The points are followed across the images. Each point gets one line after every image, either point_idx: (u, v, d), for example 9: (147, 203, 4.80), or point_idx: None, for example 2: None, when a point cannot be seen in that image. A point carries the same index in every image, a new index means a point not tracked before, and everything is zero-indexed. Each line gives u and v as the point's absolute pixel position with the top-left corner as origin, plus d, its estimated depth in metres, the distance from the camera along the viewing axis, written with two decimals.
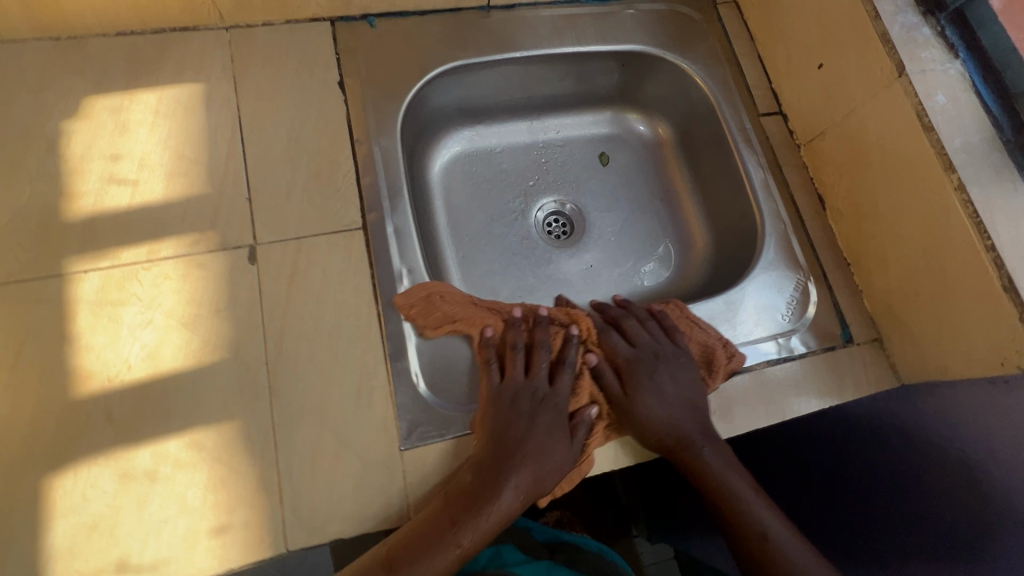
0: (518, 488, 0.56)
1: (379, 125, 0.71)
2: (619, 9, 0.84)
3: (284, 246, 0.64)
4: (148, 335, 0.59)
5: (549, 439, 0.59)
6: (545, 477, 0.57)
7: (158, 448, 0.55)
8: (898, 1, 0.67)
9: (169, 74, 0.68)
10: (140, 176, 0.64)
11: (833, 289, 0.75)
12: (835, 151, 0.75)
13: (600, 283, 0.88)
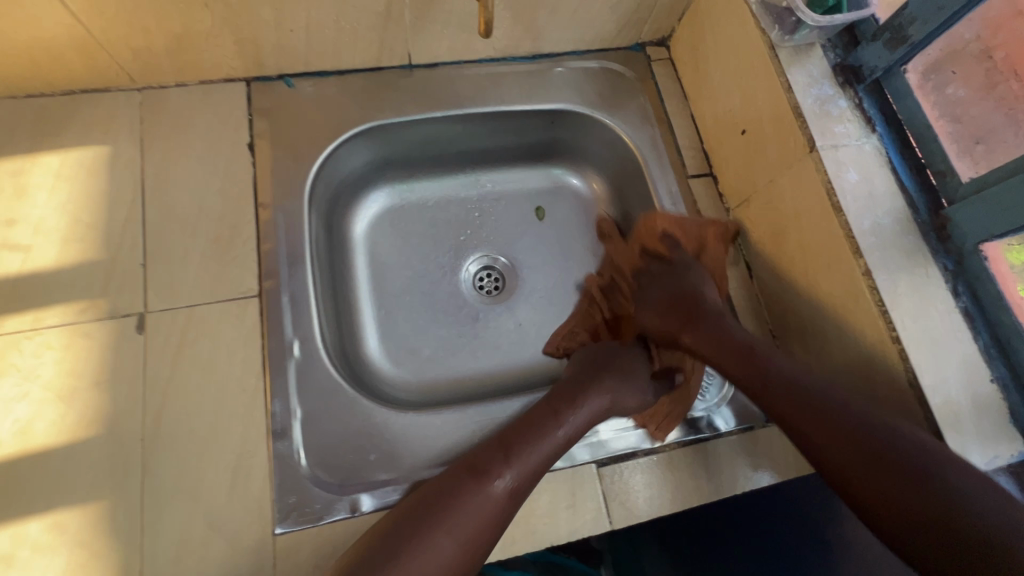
0: (478, 509, 0.53)
1: (287, 189, 0.71)
2: (548, 67, 0.83)
3: (174, 314, 0.63)
4: (22, 409, 0.57)
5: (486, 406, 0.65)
6: (501, 483, 0.55)
7: (18, 531, 0.54)
8: (813, 71, 0.65)
9: (75, 137, 0.68)
10: (34, 241, 0.64)
11: None
12: (759, 219, 0.73)
13: (528, 344, 0.84)
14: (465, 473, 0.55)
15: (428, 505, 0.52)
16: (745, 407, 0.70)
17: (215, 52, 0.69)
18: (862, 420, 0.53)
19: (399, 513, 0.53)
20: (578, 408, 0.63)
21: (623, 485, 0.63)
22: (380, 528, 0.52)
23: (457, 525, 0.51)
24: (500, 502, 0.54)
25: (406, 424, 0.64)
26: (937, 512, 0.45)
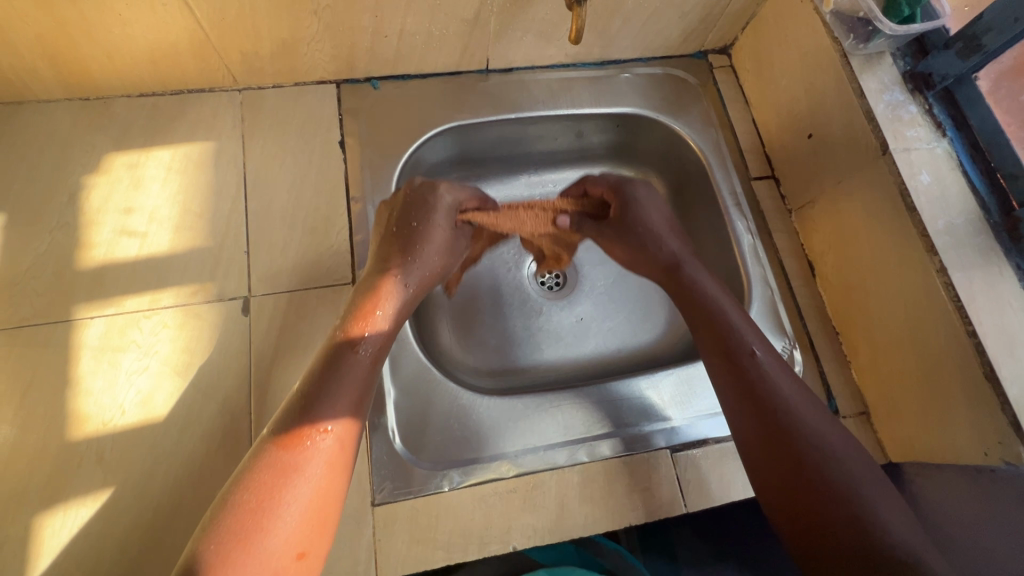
0: (344, 380, 0.52)
1: (376, 184, 0.75)
2: (615, 73, 0.87)
3: (276, 298, 0.68)
4: (143, 382, 0.62)
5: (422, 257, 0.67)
6: (368, 350, 0.56)
7: (142, 493, 0.58)
8: (884, 78, 0.68)
9: (183, 133, 0.73)
10: (149, 229, 0.69)
11: (819, 358, 0.74)
12: (824, 220, 0.76)
13: (589, 338, 0.87)
14: (334, 343, 0.55)
15: (321, 397, 0.51)
16: None
17: (313, 56, 0.74)
18: (733, 345, 0.60)
19: (309, 380, 0.52)
20: (405, 272, 0.64)
21: (696, 471, 0.66)
22: (301, 386, 0.52)
23: (334, 406, 0.50)
24: (368, 368, 0.55)
25: (488, 408, 0.67)
26: (779, 427, 0.53)
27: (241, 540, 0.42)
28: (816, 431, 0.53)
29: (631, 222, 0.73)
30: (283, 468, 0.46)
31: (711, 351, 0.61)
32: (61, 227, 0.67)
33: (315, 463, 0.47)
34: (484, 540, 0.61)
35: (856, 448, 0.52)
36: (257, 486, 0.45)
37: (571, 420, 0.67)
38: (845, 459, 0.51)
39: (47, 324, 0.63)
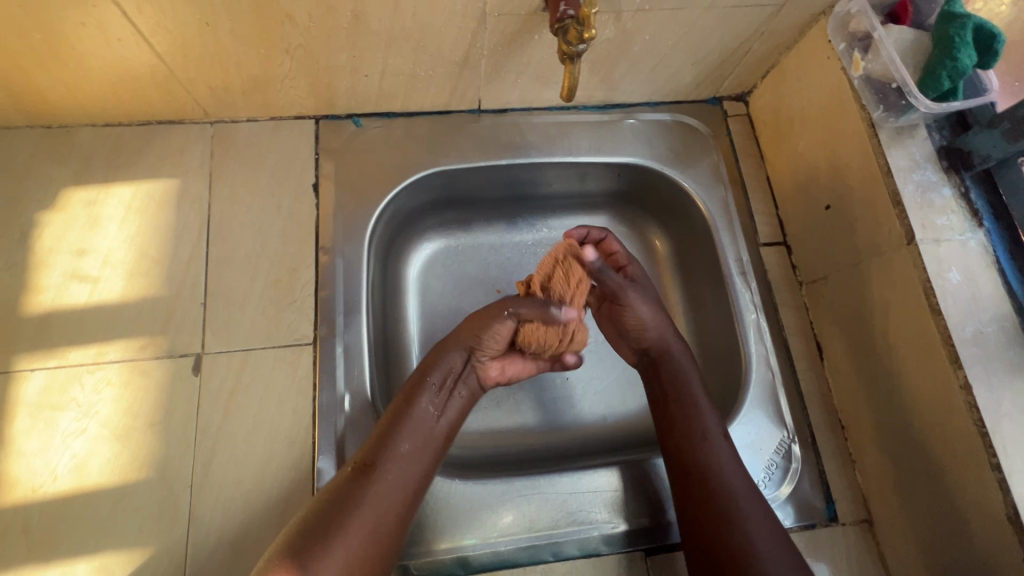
0: (395, 471, 0.53)
1: (348, 232, 0.69)
2: (619, 118, 0.80)
3: (230, 357, 0.63)
4: (79, 445, 0.58)
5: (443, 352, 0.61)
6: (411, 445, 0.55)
7: (67, 570, 0.54)
8: (915, 154, 0.60)
9: (147, 169, 0.69)
10: (102, 273, 0.64)
11: (820, 454, 0.67)
12: (837, 301, 0.68)
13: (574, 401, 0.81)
14: (351, 472, 0.52)
15: (365, 481, 0.52)
16: (808, 503, 0.65)
17: (289, 93, 0.68)
18: (680, 387, 0.62)
19: (322, 508, 0.50)
20: (444, 355, 0.60)
21: None
22: (306, 519, 0.49)
23: (364, 510, 0.50)
24: (394, 498, 0.52)
25: (450, 494, 0.61)
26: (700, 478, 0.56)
27: None
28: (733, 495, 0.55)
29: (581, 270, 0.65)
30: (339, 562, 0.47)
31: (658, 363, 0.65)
32: (10, 268, 0.63)
33: (339, 563, 0.47)
34: None
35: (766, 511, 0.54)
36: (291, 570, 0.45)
37: (537, 513, 0.61)
38: (705, 416, 0.60)
39: None
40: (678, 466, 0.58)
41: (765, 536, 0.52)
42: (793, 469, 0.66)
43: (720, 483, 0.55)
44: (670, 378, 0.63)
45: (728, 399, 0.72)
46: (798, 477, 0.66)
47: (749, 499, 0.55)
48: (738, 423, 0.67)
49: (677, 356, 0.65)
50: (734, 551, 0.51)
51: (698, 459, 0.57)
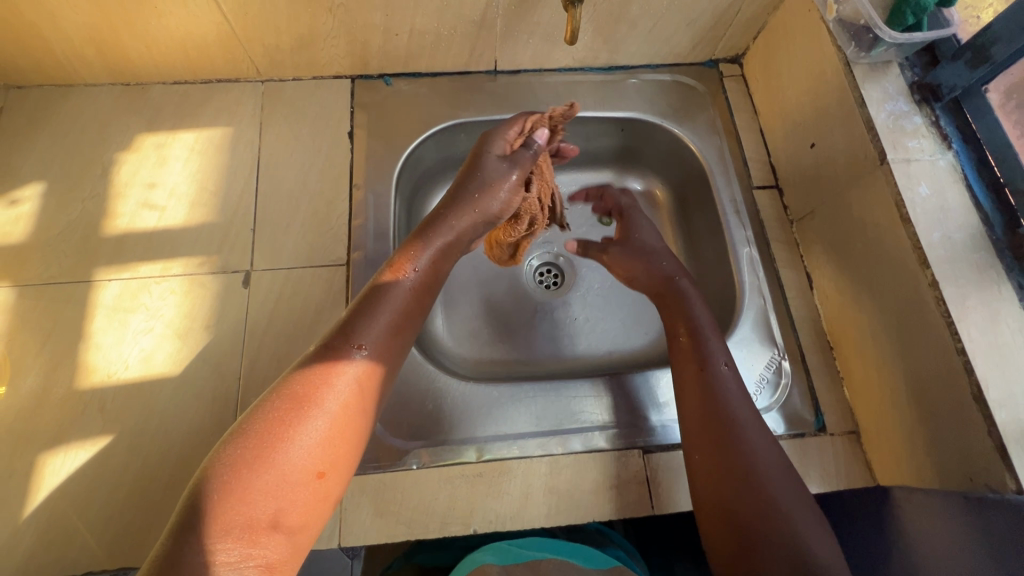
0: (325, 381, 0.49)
1: (377, 172, 0.79)
2: (622, 78, 0.89)
3: (275, 274, 0.72)
4: (147, 341, 0.67)
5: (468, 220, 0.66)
6: (364, 345, 0.52)
7: (135, 442, 0.63)
8: (889, 88, 0.66)
9: (207, 118, 0.80)
10: (168, 204, 0.74)
11: (809, 371, 0.72)
12: (823, 231, 0.74)
13: (581, 336, 0.88)
14: (342, 335, 0.52)
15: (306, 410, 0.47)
16: (798, 415, 0.70)
17: (329, 52, 0.79)
18: (699, 342, 0.65)
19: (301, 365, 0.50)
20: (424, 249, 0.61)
21: (668, 472, 0.65)
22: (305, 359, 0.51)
23: (302, 394, 0.47)
24: (357, 370, 0.51)
25: (463, 394, 0.68)
26: (728, 457, 0.56)
27: (229, 487, 0.42)
28: (767, 488, 0.54)
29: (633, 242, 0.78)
30: (244, 486, 0.42)
31: (681, 350, 0.65)
32: (92, 197, 0.74)
33: (298, 418, 0.46)
34: (446, 520, 0.62)
35: (800, 496, 0.54)
36: (218, 488, 0.41)
37: (545, 411, 0.68)
38: (734, 403, 0.59)
39: (69, 283, 0.69)
40: (708, 460, 0.57)
41: (778, 543, 0.51)
42: (783, 382, 0.71)
43: (744, 459, 0.55)
44: (692, 343, 0.65)
45: (725, 325, 0.78)
46: (788, 391, 0.71)
47: (794, 502, 0.53)
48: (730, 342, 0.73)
49: (713, 336, 0.66)
50: (756, 535, 0.52)
51: (732, 448, 0.56)
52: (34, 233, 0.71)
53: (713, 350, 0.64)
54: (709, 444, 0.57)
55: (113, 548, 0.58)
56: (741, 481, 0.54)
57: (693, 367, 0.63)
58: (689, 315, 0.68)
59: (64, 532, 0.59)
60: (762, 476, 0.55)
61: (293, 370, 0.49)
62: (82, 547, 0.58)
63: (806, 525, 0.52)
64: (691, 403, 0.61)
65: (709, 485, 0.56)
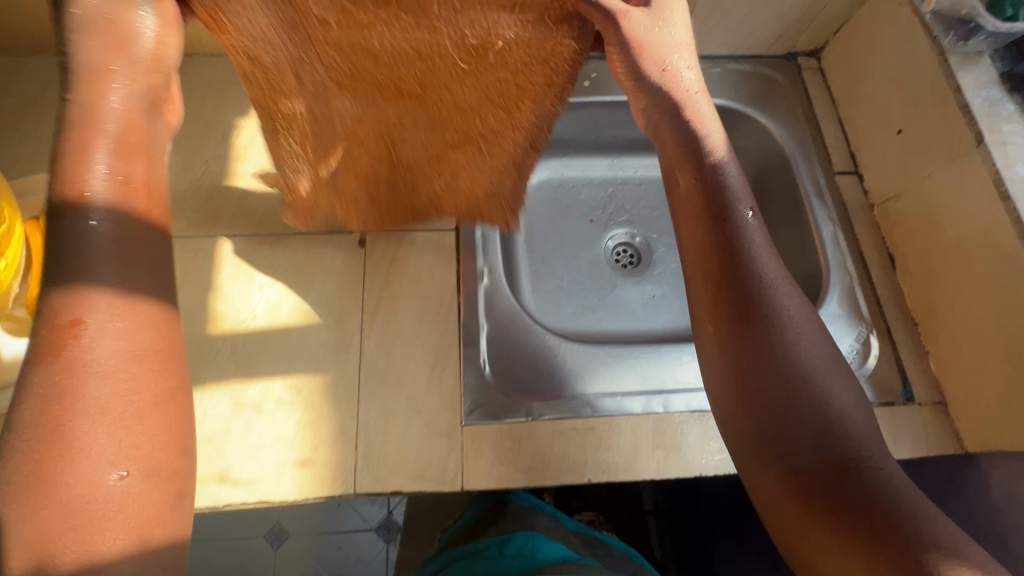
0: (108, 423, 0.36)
1: None
2: (706, 66, 0.93)
3: (388, 236, 0.75)
4: (272, 293, 0.71)
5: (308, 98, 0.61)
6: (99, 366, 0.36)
7: (267, 385, 0.66)
8: (982, 77, 0.70)
9: None
10: None
11: (895, 345, 0.76)
12: (909, 213, 0.78)
13: (659, 312, 0.92)
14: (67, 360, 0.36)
15: (71, 429, 0.35)
16: (886, 385, 0.73)
17: None
18: (722, 217, 0.47)
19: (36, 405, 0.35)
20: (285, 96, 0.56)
21: None
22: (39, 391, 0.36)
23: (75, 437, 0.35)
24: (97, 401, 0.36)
25: (570, 353, 0.73)
26: (751, 343, 0.44)
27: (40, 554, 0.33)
28: (806, 375, 0.42)
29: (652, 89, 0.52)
30: None
31: (693, 231, 0.49)
32: (215, 159, 0.78)
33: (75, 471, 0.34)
34: (561, 468, 0.65)
35: (840, 383, 0.43)
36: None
37: (647, 373, 0.73)
38: (768, 292, 0.45)
39: (198, 237, 0.73)
40: (734, 353, 0.44)
41: (813, 454, 0.40)
42: (872, 354, 0.75)
43: (781, 351, 0.43)
44: (716, 228, 0.47)
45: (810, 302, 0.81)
46: (876, 362, 0.74)
47: (844, 407, 0.42)
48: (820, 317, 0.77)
49: (745, 222, 0.48)
50: (779, 428, 0.41)
51: (762, 340, 0.44)
52: None
53: (744, 231, 0.47)
54: (740, 354, 0.44)
55: (251, 484, 0.61)
56: (770, 375, 0.42)
57: (712, 255, 0.47)
58: (714, 188, 0.49)
59: (203, 467, 0.61)
60: (791, 363, 0.43)
61: (14, 404, 0.35)
62: (220, 482, 0.61)
63: (849, 406, 0.42)
64: (710, 287, 0.46)
65: (725, 376, 0.44)
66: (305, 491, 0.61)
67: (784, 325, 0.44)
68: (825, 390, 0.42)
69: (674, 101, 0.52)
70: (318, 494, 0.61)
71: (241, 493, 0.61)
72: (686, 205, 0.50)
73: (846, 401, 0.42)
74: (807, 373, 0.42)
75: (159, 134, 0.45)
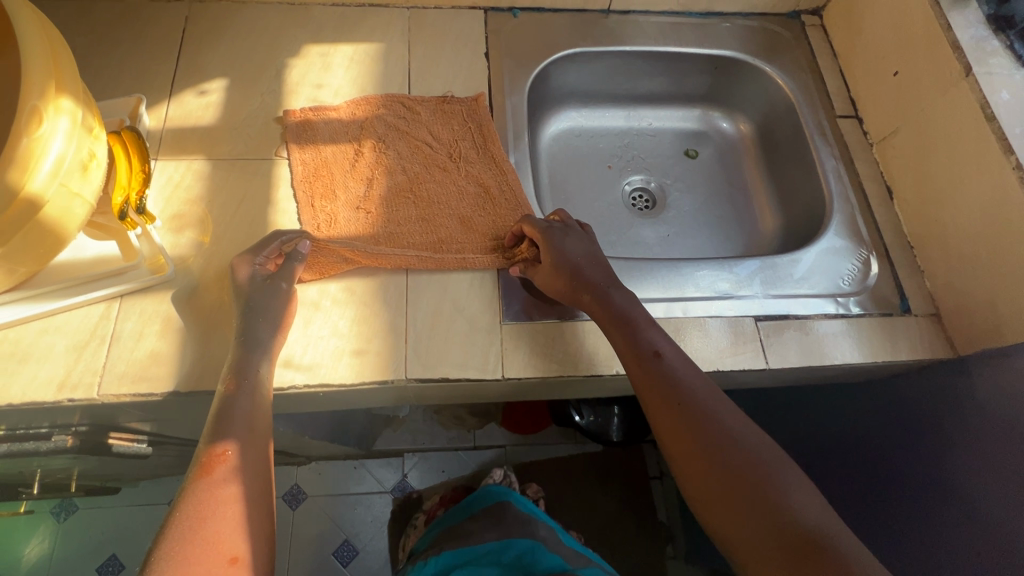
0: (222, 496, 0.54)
1: (512, 88, 0.90)
2: (717, 22, 1.01)
3: (429, 163, 0.82)
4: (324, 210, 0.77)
5: (381, 133, 0.83)
6: (253, 375, 0.61)
7: (323, 286, 0.72)
8: (970, 18, 0.78)
9: (362, 35, 0.91)
10: (334, 101, 0.85)
11: (894, 265, 0.83)
12: (904, 147, 0.85)
13: (673, 249, 0.99)
14: (231, 373, 0.61)
15: (239, 386, 0.60)
16: (885, 299, 0.80)
17: None
18: (639, 338, 0.65)
19: (220, 399, 0.60)
20: (343, 146, 0.81)
21: (779, 336, 0.76)
22: (230, 363, 0.62)
23: (244, 419, 0.58)
24: (255, 398, 0.60)
25: None
26: (694, 445, 0.59)
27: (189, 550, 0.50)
28: (747, 456, 0.57)
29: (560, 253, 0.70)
30: (205, 508, 0.52)
31: (623, 349, 0.66)
32: (270, 93, 0.84)
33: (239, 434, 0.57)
34: (592, 361, 0.71)
35: (776, 457, 0.57)
36: (193, 506, 0.52)
37: (669, 287, 0.79)
38: (688, 387, 0.62)
39: (256, 160, 0.79)
40: (686, 459, 0.59)
41: (766, 522, 0.53)
42: (873, 273, 0.82)
43: (716, 446, 0.58)
44: (635, 344, 0.65)
45: (815, 230, 0.88)
46: (877, 280, 0.81)
47: (784, 484, 0.55)
48: (824, 239, 0.84)
49: (656, 336, 0.66)
50: (736, 507, 0.55)
51: (698, 442, 0.59)
52: (222, 118, 0.82)
53: (654, 341, 0.65)
54: (696, 462, 0.58)
55: (312, 369, 0.67)
56: (716, 466, 0.57)
57: (637, 364, 0.64)
58: (634, 314, 0.67)
59: None
60: (723, 450, 0.58)
61: (228, 386, 0.60)
62: (284, 367, 0.67)
63: (789, 491, 0.55)
64: (649, 396, 0.63)
65: (691, 480, 0.58)
66: (361, 376, 0.67)
67: (715, 429, 0.59)
68: (771, 471, 0.56)
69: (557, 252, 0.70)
70: (372, 379, 0.67)
71: (304, 376, 0.67)
72: (620, 344, 0.66)
73: (790, 483, 0.55)
74: (748, 465, 0.57)
75: (342, 180, 0.79)
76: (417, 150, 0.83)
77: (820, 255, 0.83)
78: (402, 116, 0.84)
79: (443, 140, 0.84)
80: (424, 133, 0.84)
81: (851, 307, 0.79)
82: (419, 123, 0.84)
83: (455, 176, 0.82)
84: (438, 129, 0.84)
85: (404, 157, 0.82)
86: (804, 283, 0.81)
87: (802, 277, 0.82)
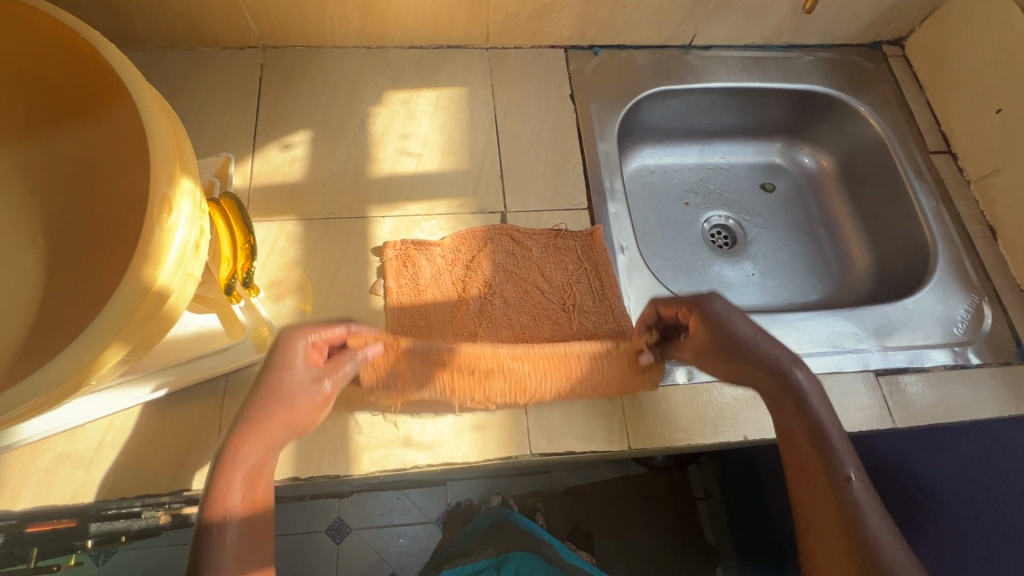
0: None
1: (602, 132, 0.86)
2: (799, 55, 0.98)
3: (527, 216, 0.79)
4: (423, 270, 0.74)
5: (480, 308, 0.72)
6: (228, 512, 0.51)
7: None
8: None
9: (444, 79, 0.87)
10: (423, 152, 0.82)
11: (1006, 310, 0.80)
12: (1010, 186, 0.83)
13: (761, 292, 0.94)
14: (204, 511, 0.51)
15: (221, 529, 0.51)
16: (1002, 347, 0.78)
17: (558, 22, 0.87)
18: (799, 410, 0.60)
19: (188, 545, 0.50)
20: (447, 286, 0.73)
21: (900, 391, 0.74)
22: (207, 495, 0.52)
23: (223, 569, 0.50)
24: (234, 540, 0.51)
25: None
26: (833, 537, 0.54)
27: None
28: (887, 564, 0.52)
29: (715, 336, 0.63)
30: None
31: (780, 415, 0.61)
32: (356, 144, 0.81)
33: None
34: (718, 427, 0.68)
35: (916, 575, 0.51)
36: None
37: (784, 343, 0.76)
38: (846, 473, 0.56)
39: (349, 218, 0.76)
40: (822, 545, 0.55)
41: None
42: (987, 319, 0.79)
43: (858, 543, 0.53)
44: (790, 416, 0.60)
45: (916, 272, 0.86)
46: (990, 327, 0.79)
47: None
48: (932, 284, 0.82)
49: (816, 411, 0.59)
50: None
51: (837, 531, 0.54)
52: (310, 174, 0.78)
53: (822, 419, 0.59)
54: (812, 501, 0.57)
55: (434, 446, 0.64)
56: (850, 561, 0.53)
57: (793, 434, 0.60)
58: (794, 385, 0.61)
59: (388, 431, 0.65)
60: (869, 551, 0.53)
61: (199, 531, 0.50)
62: (405, 446, 0.64)
63: (882, 532, 0.54)
64: (798, 470, 0.59)
65: (819, 566, 0.55)
66: (485, 452, 0.65)
67: (857, 526, 0.54)
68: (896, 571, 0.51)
69: (719, 335, 0.63)
70: (497, 456, 0.65)
71: (426, 455, 0.64)
72: (779, 414, 0.61)
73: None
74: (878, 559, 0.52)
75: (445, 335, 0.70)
76: (527, 295, 0.74)
77: (928, 302, 0.81)
78: (509, 237, 0.77)
79: (557, 278, 0.75)
80: (529, 288, 0.75)
81: (968, 356, 0.77)
82: (530, 262, 0.76)
83: (568, 329, 0.72)
84: (550, 270, 0.76)
85: (513, 302, 0.73)
86: (917, 332, 0.78)
87: (914, 325, 0.79)
